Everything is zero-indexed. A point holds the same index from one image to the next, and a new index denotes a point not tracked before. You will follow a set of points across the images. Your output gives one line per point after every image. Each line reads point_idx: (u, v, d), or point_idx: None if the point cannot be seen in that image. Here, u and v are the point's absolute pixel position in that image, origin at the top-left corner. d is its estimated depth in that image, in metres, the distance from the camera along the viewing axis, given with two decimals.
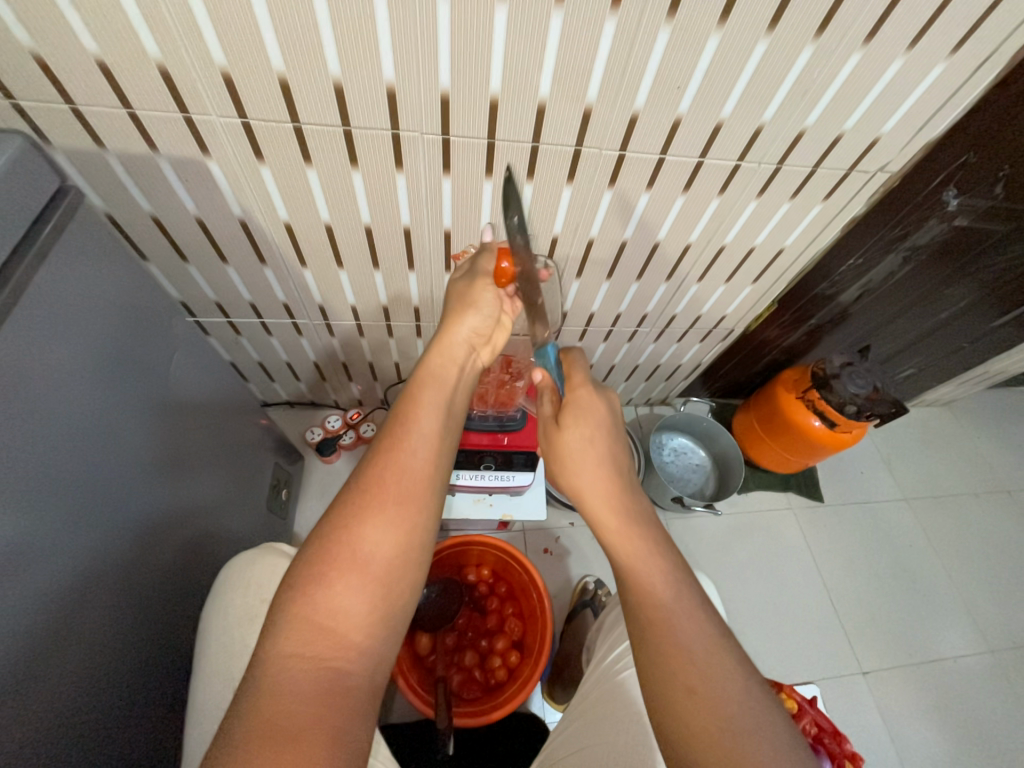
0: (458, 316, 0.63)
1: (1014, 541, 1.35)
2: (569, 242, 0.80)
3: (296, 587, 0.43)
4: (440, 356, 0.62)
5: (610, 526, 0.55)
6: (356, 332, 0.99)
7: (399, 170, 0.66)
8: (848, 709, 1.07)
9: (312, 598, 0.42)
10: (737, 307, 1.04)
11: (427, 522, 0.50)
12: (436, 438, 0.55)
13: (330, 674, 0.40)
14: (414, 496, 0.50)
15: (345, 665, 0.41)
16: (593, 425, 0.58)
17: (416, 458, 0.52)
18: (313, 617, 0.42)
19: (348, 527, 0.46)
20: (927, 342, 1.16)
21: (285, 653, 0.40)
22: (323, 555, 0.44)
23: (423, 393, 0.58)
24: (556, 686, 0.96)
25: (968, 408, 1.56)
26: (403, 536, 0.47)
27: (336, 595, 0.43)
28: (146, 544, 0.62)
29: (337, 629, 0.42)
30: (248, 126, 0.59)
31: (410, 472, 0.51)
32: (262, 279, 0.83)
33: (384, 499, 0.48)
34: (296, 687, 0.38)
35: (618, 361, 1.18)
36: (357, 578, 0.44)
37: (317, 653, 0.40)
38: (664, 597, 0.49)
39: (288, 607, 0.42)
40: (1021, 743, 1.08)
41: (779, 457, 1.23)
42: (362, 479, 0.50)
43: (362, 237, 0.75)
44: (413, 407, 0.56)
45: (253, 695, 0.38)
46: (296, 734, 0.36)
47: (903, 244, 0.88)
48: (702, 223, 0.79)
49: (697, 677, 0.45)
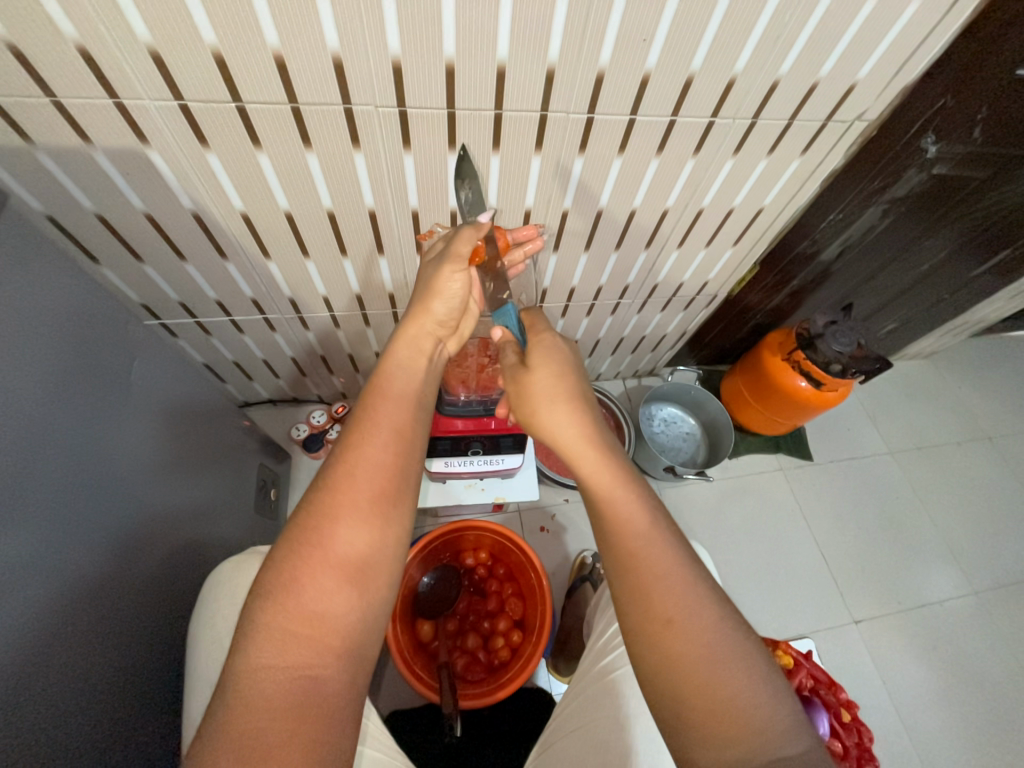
0: (426, 303, 0.60)
1: (997, 484, 1.39)
2: (542, 215, 0.77)
3: (266, 596, 0.41)
4: (407, 346, 0.59)
5: (590, 461, 0.53)
6: (330, 324, 0.96)
7: (356, 149, 0.62)
8: (842, 656, 1.11)
9: (284, 607, 0.41)
10: (718, 272, 1.02)
11: (402, 518, 0.48)
12: (408, 431, 0.53)
13: (305, 683, 0.39)
14: (388, 494, 0.48)
15: (322, 671, 0.40)
16: (557, 365, 0.57)
17: (386, 453, 0.49)
18: (286, 627, 0.40)
19: (317, 531, 0.44)
20: (908, 295, 1.16)
21: (257, 666, 0.39)
22: (293, 561, 0.43)
23: (391, 385, 0.56)
24: (560, 660, 0.97)
25: (950, 358, 1.58)
26: (379, 531, 0.46)
27: (310, 602, 0.42)
28: (129, 556, 0.60)
29: (313, 636, 0.41)
30: (187, 109, 0.54)
31: (380, 469, 0.48)
32: (225, 275, 0.79)
33: (357, 496, 0.46)
34: (269, 701, 0.38)
35: (603, 334, 1.16)
36: (331, 582, 0.43)
37: (290, 664, 0.39)
38: (640, 525, 0.49)
39: (257, 618, 0.41)
40: (1007, 674, 1.13)
41: (768, 419, 1.23)
42: (328, 479, 0.47)
43: (326, 223, 0.72)
44: (380, 399, 0.54)
45: (226, 708, 0.38)
46: (271, 751, 0.36)
47: (882, 197, 0.87)
48: (678, 187, 0.77)
49: (681, 631, 0.44)
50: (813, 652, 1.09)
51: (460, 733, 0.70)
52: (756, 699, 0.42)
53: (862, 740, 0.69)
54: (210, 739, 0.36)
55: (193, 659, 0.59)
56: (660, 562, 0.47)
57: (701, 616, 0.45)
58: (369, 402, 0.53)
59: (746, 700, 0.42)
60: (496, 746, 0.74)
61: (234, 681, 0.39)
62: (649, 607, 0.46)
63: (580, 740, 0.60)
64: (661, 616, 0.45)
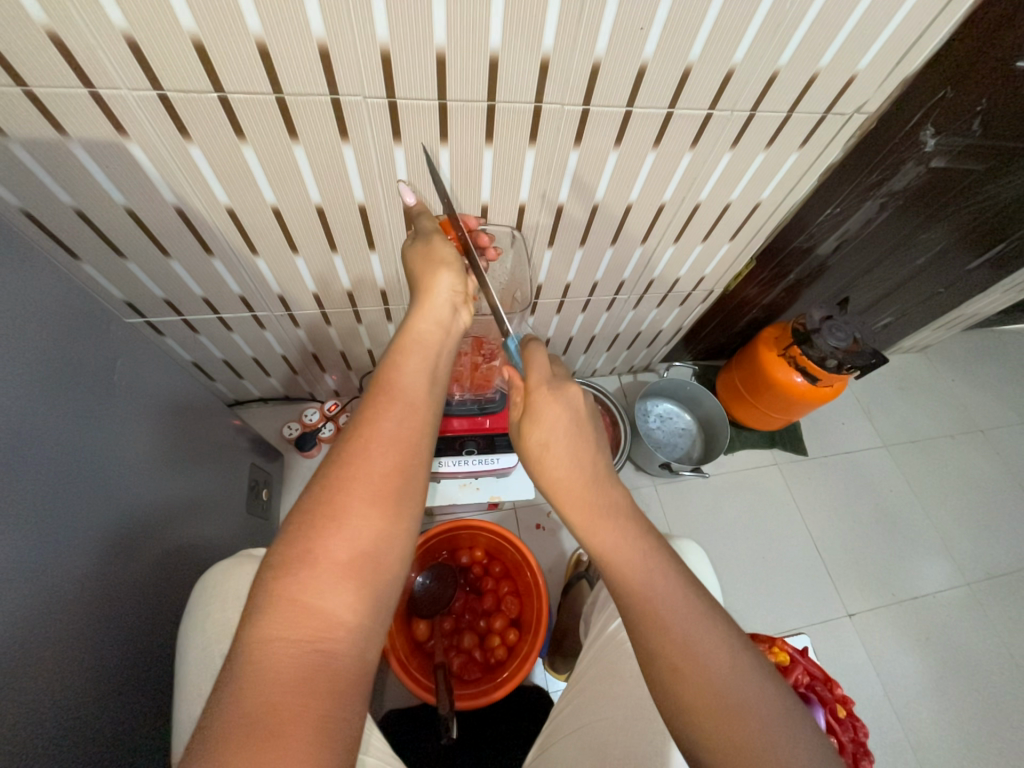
0: (433, 271, 0.58)
1: (989, 477, 1.40)
2: (537, 210, 0.76)
3: (278, 567, 0.40)
4: (422, 316, 0.57)
5: (580, 524, 0.51)
6: (322, 321, 0.94)
7: (345, 140, 0.60)
8: (837, 650, 1.12)
9: (297, 579, 0.39)
10: (715, 267, 1.01)
11: (415, 492, 0.46)
12: (422, 405, 0.50)
13: (318, 655, 0.37)
14: (403, 468, 0.46)
15: (334, 646, 0.38)
16: (562, 427, 0.52)
17: (399, 427, 0.47)
18: (299, 598, 0.39)
19: (329, 501, 0.42)
20: (904, 290, 1.16)
21: (268, 636, 0.37)
22: (306, 533, 0.41)
23: (405, 356, 0.53)
24: (557, 658, 0.97)
25: (943, 352, 1.59)
26: (392, 506, 0.44)
27: (325, 573, 0.40)
28: (118, 560, 0.59)
29: (324, 609, 0.39)
30: (166, 99, 0.52)
31: (396, 442, 0.46)
32: (211, 272, 0.77)
33: (369, 469, 0.44)
34: (279, 673, 0.36)
35: (598, 331, 1.15)
36: (344, 554, 0.41)
37: (303, 635, 0.37)
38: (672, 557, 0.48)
39: (267, 589, 0.39)
40: (1000, 665, 1.14)
41: (764, 415, 1.23)
42: (342, 452, 0.45)
43: (315, 219, 0.70)
44: (395, 370, 0.52)
45: (232, 682, 0.35)
46: (279, 727, 0.34)
47: (880, 190, 0.86)
48: (675, 180, 0.75)
49: (698, 665, 0.44)
50: (808, 647, 1.10)
51: (456, 732, 0.69)
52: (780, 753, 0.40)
53: (858, 736, 0.69)
54: (214, 715, 0.34)
55: (183, 667, 0.58)
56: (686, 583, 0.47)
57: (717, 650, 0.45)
58: (384, 373, 0.51)
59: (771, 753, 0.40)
60: (493, 747, 0.74)
61: (240, 658, 0.36)
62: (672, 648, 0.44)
63: (581, 742, 0.59)
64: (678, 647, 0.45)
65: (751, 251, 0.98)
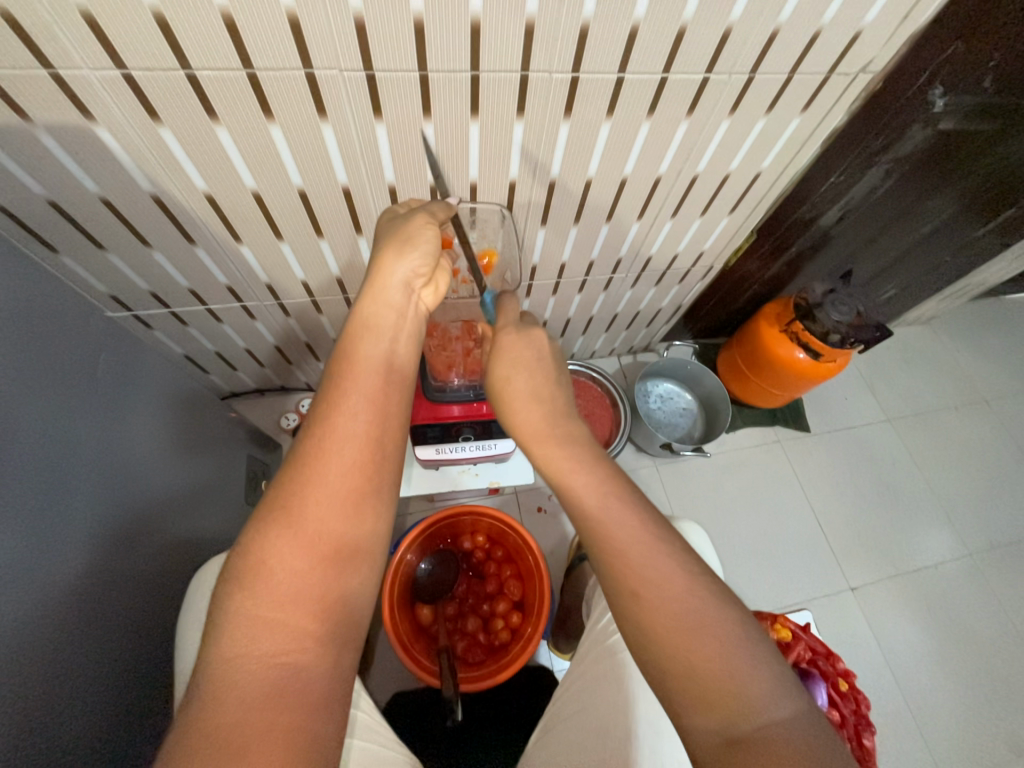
0: (397, 253, 0.54)
1: (993, 448, 1.39)
2: (528, 187, 0.73)
3: (235, 578, 0.39)
4: (379, 301, 0.53)
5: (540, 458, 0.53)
6: (312, 309, 0.92)
7: (323, 119, 0.57)
8: (840, 623, 1.12)
9: (256, 591, 0.39)
10: (714, 242, 0.98)
11: (378, 489, 0.45)
12: (385, 396, 0.49)
13: (283, 668, 0.37)
14: (364, 467, 0.45)
15: (301, 657, 0.37)
16: (531, 352, 0.56)
17: (358, 422, 0.46)
18: (262, 610, 0.38)
19: (284, 508, 0.42)
20: (908, 260, 1.13)
21: (230, 653, 0.36)
22: (262, 543, 0.40)
23: (363, 346, 0.51)
24: (560, 638, 0.99)
25: (947, 323, 1.56)
26: (352, 507, 0.43)
27: (285, 582, 0.39)
28: (113, 557, 0.59)
29: (287, 619, 0.38)
30: (131, 78, 0.50)
31: (353, 440, 0.45)
32: (195, 261, 0.75)
33: (326, 470, 0.44)
34: (243, 689, 0.35)
35: (596, 311, 1.13)
36: (305, 560, 0.40)
37: (268, 647, 0.37)
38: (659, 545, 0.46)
39: (229, 599, 0.39)
40: (1000, 633, 1.15)
41: (766, 392, 1.22)
42: (300, 454, 0.44)
43: (297, 203, 0.68)
44: (352, 362, 0.50)
45: (197, 699, 0.35)
46: (247, 744, 0.33)
47: (886, 155, 0.82)
48: (671, 152, 0.73)
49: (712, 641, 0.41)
50: (811, 623, 1.10)
51: (462, 715, 0.69)
52: (748, 685, 0.39)
53: (859, 709, 0.70)
54: (179, 736, 0.33)
55: (184, 661, 0.58)
56: (659, 563, 0.44)
57: (674, 581, 0.43)
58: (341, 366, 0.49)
59: (730, 679, 0.39)
60: (497, 730, 0.75)
61: (207, 671, 0.36)
62: (635, 620, 0.43)
63: (584, 725, 0.60)
64: (632, 587, 0.43)
65: (751, 224, 0.95)
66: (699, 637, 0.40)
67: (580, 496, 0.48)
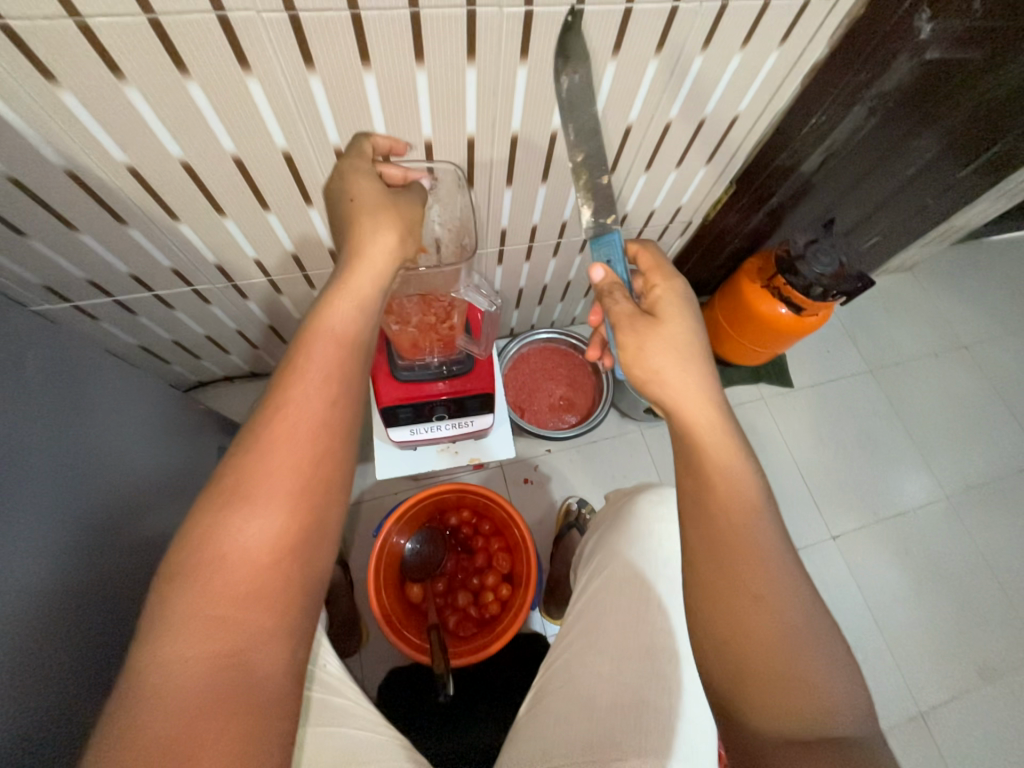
0: (393, 230, 0.51)
1: (971, 392, 1.40)
2: (489, 143, 0.67)
3: (179, 573, 0.36)
4: (375, 280, 0.50)
5: (707, 432, 0.51)
6: (271, 289, 0.87)
7: (248, 73, 0.51)
8: (823, 571, 1.16)
9: (205, 585, 0.36)
10: (692, 195, 0.94)
11: (340, 478, 0.43)
12: (355, 375, 0.46)
13: (232, 669, 0.35)
14: (328, 454, 0.42)
15: (252, 657, 0.36)
16: (684, 328, 0.54)
17: (325, 403, 0.43)
18: (210, 608, 0.36)
19: (246, 483, 0.39)
20: (891, 205, 1.10)
21: (171, 655, 0.34)
22: (212, 533, 0.38)
23: (334, 316, 0.47)
24: (552, 604, 1.00)
25: (929, 269, 1.54)
26: (313, 496, 0.41)
27: (243, 565, 0.37)
28: (84, 561, 0.57)
29: (238, 616, 0.36)
30: (11, 31, 0.43)
31: (319, 422, 0.42)
32: (132, 244, 0.69)
33: (290, 453, 0.41)
34: (186, 693, 0.33)
35: (574, 276, 1.09)
36: (263, 551, 0.38)
37: (216, 647, 0.35)
38: (773, 569, 0.46)
39: (172, 594, 0.36)
40: (974, 569, 1.20)
41: (748, 350, 1.21)
42: (258, 434, 0.41)
43: (235, 172, 0.61)
44: (323, 335, 0.46)
45: (129, 708, 0.32)
46: (199, 742, 0.32)
47: (870, 92, 0.77)
48: (641, 97, 0.67)
49: (795, 652, 0.44)
50: None
51: (453, 688, 0.70)
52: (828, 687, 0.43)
53: None
54: (110, 750, 0.31)
55: None
56: (768, 578, 0.45)
57: (784, 594, 0.45)
58: (309, 336, 0.45)
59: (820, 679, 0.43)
60: (490, 699, 0.76)
61: (143, 676, 0.33)
62: (739, 619, 0.45)
63: (572, 693, 0.59)
64: (751, 592, 0.45)
65: (730, 174, 0.91)
66: (795, 639, 0.44)
67: (728, 491, 0.48)
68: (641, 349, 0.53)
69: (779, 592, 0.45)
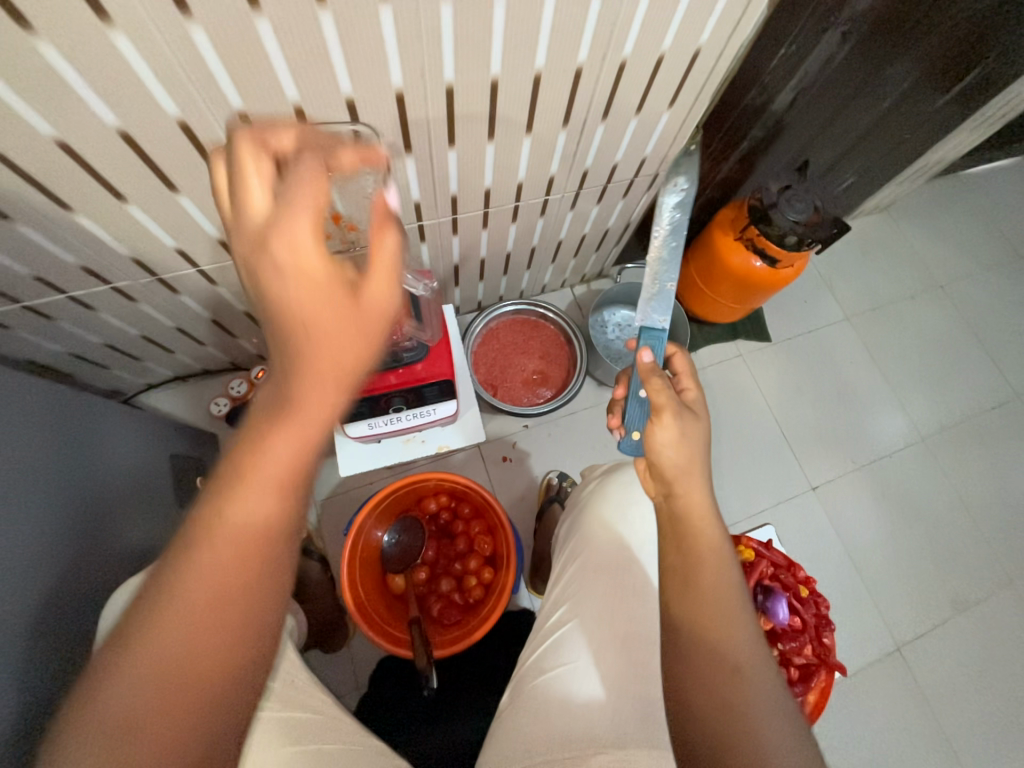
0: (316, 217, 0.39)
1: (947, 333, 1.39)
2: (422, 99, 0.59)
3: (135, 639, 0.36)
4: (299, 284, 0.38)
5: (717, 527, 0.53)
6: (204, 281, 0.79)
7: (110, 25, 0.43)
8: (804, 522, 1.17)
9: (162, 661, 0.36)
10: (656, 145, 0.86)
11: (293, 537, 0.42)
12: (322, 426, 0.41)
13: (180, 747, 0.35)
14: (282, 513, 0.41)
15: (201, 734, 0.36)
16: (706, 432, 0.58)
17: (290, 459, 0.40)
18: (163, 682, 0.36)
19: (236, 524, 0.39)
20: (866, 143, 1.03)
21: (120, 732, 0.34)
22: (175, 599, 0.37)
23: (323, 354, 0.39)
24: (537, 580, 0.99)
25: (906, 208, 1.50)
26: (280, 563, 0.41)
27: (219, 611, 0.38)
28: (32, 587, 0.53)
29: (193, 690, 0.36)
30: None
31: (281, 481, 0.40)
32: (25, 242, 0.60)
33: (261, 521, 0.40)
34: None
35: (538, 242, 1.02)
36: (224, 622, 0.38)
37: (166, 725, 0.35)
38: (749, 653, 0.45)
39: (126, 662, 0.35)
40: (947, 507, 1.23)
41: (724, 306, 1.17)
42: (229, 496, 0.39)
43: (127, 150, 0.53)
44: (303, 375, 0.39)
45: None
46: None
47: (841, 13, 0.72)
48: (589, 34, 0.59)
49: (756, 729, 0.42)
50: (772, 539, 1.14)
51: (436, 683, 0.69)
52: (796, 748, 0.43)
53: (820, 610, 0.71)
54: None
55: None
56: (740, 647, 0.45)
57: (760, 670, 0.44)
58: (290, 375, 0.39)
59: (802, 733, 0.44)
60: (477, 685, 0.75)
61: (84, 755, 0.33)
62: (713, 685, 0.44)
63: (549, 689, 0.58)
64: (729, 662, 0.45)
65: (697, 118, 0.82)
66: (750, 702, 0.43)
67: (719, 568, 0.50)
68: (682, 435, 0.55)
69: (752, 669, 0.44)
